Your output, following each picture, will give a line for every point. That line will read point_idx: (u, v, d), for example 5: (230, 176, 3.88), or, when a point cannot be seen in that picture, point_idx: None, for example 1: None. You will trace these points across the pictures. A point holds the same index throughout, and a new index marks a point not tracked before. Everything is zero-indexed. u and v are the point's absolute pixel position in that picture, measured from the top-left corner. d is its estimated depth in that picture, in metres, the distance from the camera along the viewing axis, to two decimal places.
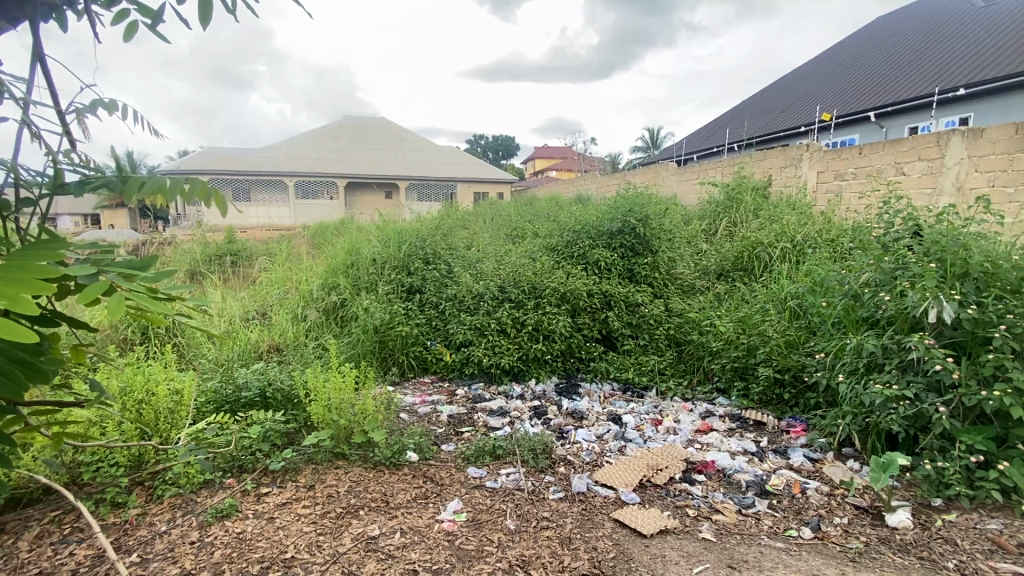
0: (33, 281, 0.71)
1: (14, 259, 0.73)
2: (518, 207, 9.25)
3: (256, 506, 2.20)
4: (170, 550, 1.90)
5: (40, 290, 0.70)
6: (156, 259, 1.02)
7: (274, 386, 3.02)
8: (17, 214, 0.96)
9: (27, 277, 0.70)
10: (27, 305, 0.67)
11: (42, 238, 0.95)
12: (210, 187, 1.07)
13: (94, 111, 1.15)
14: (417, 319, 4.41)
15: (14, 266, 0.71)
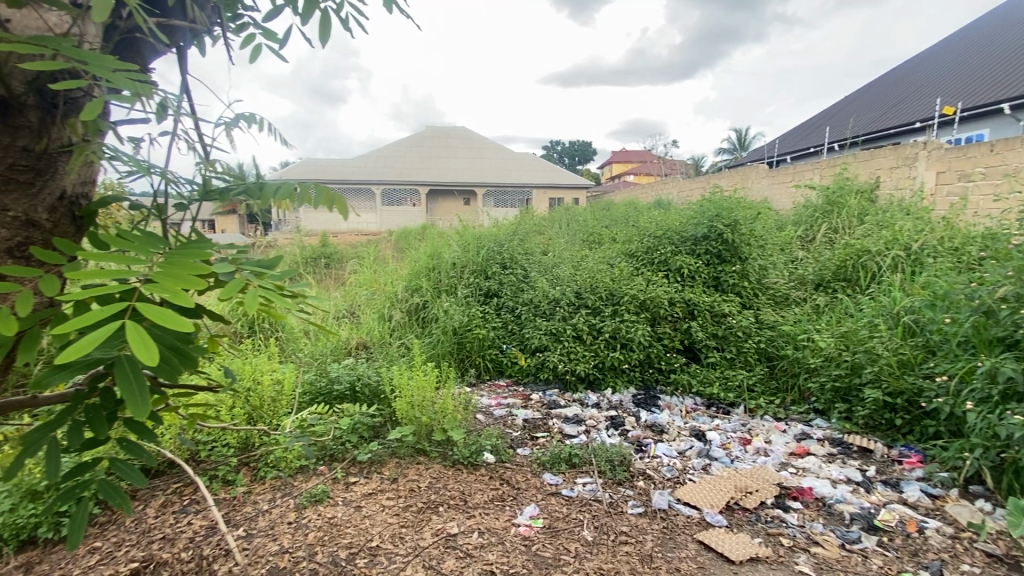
0: (188, 278, 0.78)
1: (172, 257, 0.81)
2: (595, 212, 9.11)
3: (345, 493, 2.33)
4: (271, 527, 2.06)
5: (191, 286, 0.77)
6: (281, 260, 1.13)
7: (362, 381, 3.21)
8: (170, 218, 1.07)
9: (182, 273, 0.78)
10: (185, 297, 0.74)
11: (191, 238, 1.05)
12: (334, 194, 1.12)
13: (237, 124, 1.27)
14: (494, 322, 4.48)
15: (172, 263, 0.79)
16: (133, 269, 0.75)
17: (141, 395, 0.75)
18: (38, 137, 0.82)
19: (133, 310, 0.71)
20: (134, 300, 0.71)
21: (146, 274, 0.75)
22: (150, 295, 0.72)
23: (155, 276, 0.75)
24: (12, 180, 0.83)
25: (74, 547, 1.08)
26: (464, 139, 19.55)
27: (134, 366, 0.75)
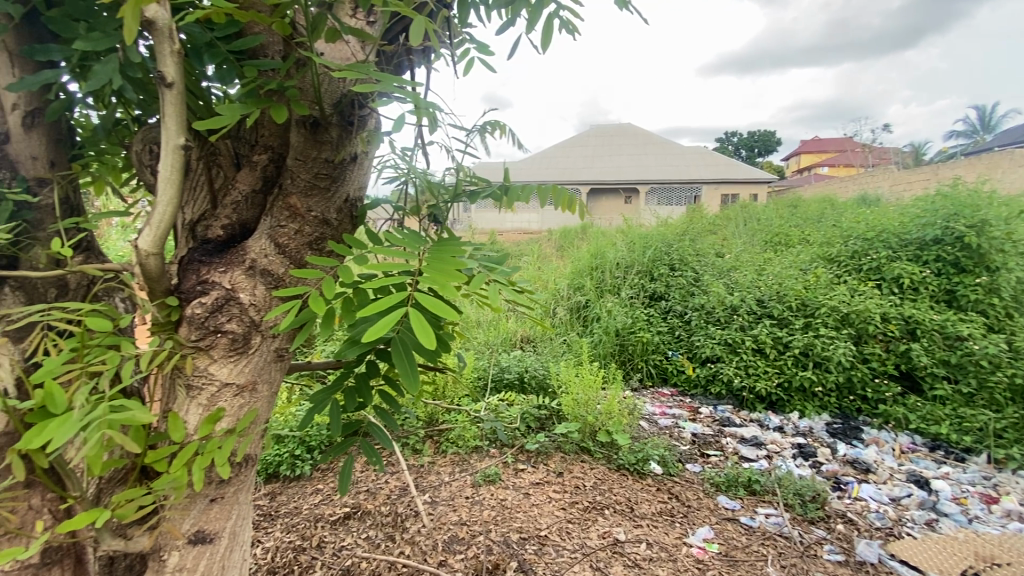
0: (459, 265, 0.64)
1: (440, 246, 0.68)
2: (778, 210, 8.12)
3: (515, 478, 2.45)
4: (451, 499, 2.26)
5: (463, 274, 0.62)
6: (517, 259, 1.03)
7: (530, 373, 3.33)
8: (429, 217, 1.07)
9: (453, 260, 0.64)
10: (460, 284, 0.60)
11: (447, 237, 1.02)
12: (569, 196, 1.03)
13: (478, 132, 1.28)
14: (660, 327, 4.26)
15: (445, 251, 0.66)
16: (407, 258, 0.63)
17: (416, 374, 0.59)
18: (338, 150, 0.67)
19: (413, 300, 0.58)
20: (410, 289, 0.59)
21: (418, 264, 0.62)
22: (424, 284, 0.58)
23: (424, 267, 0.61)
24: (314, 186, 0.70)
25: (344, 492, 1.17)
26: (629, 135, 19.09)
27: (411, 346, 0.59)
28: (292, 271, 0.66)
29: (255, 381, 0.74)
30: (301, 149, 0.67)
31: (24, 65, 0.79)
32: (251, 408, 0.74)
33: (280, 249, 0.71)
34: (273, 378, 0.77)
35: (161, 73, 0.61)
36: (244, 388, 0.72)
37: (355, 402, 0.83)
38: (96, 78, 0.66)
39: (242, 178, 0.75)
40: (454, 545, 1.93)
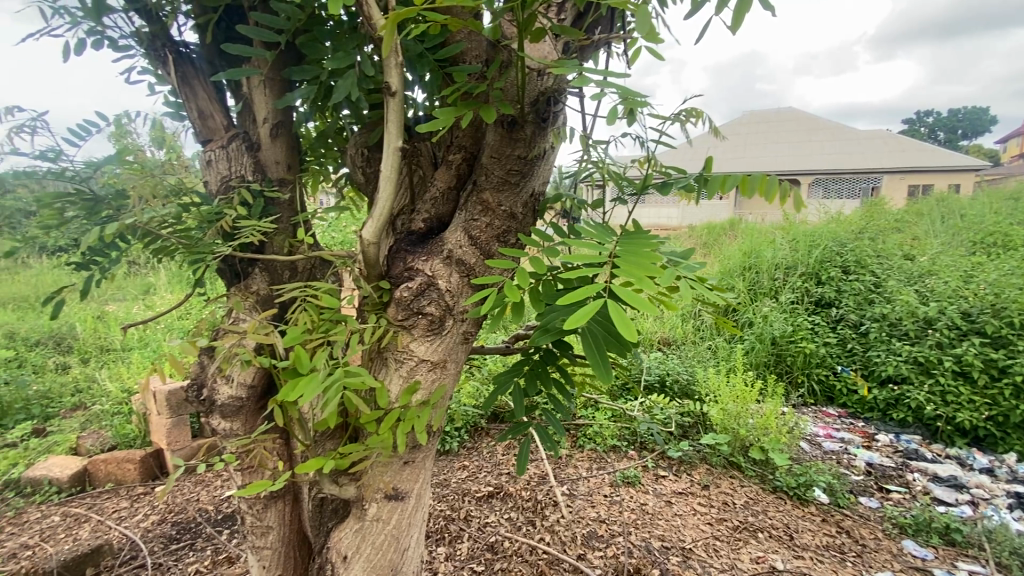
0: (653, 259, 0.61)
1: (633, 240, 0.66)
2: (992, 203, 6.60)
3: (656, 484, 2.37)
4: (590, 494, 2.25)
5: (660, 269, 0.59)
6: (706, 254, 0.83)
7: (673, 377, 3.16)
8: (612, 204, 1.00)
9: (647, 255, 0.61)
10: (655, 278, 0.57)
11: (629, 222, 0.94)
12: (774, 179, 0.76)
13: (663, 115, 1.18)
14: (828, 337, 3.74)
15: (637, 246, 0.64)
16: (599, 252, 0.63)
17: (607, 366, 0.58)
18: (530, 146, 0.70)
19: (607, 293, 0.57)
20: (606, 282, 0.58)
21: (612, 258, 0.62)
22: (620, 278, 0.57)
23: (619, 262, 0.60)
24: (505, 182, 0.74)
25: (522, 471, 1.23)
26: None
27: (602, 339, 0.58)
28: (489, 260, 0.70)
29: (445, 360, 0.81)
30: (497, 147, 0.71)
31: (273, 85, 0.99)
32: (441, 383, 0.81)
33: (473, 241, 0.76)
34: (459, 358, 0.84)
35: (386, 83, 0.69)
36: (437, 364, 0.80)
37: (535, 387, 0.85)
38: (339, 92, 0.77)
39: (440, 176, 0.83)
40: (594, 541, 1.92)
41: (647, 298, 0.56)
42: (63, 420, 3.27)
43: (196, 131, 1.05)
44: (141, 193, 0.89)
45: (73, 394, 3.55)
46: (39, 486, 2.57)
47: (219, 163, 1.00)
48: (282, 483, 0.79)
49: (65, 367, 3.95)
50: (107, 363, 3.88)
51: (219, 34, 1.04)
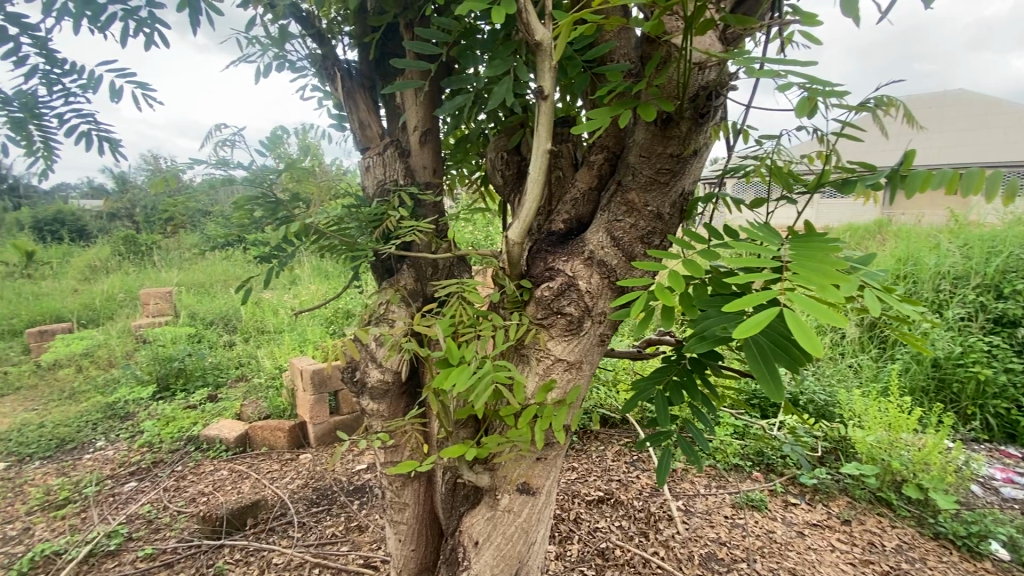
0: (836, 266, 0.55)
1: (809, 245, 0.60)
2: None
3: (784, 512, 2.16)
4: (708, 513, 2.12)
5: (846, 278, 0.53)
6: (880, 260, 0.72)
7: (806, 396, 2.85)
8: (773, 204, 0.92)
9: (830, 262, 0.55)
10: (840, 288, 0.51)
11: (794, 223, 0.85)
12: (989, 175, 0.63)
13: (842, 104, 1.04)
14: (1012, 363, 3.12)
15: (815, 249, 0.57)
16: (770, 258, 0.58)
17: (777, 382, 0.54)
18: (685, 144, 0.68)
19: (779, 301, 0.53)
20: (778, 290, 0.53)
21: (784, 263, 0.57)
22: (797, 286, 0.52)
23: (795, 269, 0.55)
24: (654, 181, 0.72)
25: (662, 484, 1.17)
26: None
27: (771, 351, 0.54)
28: (636, 264, 0.68)
29: (581, 361, 0.80)
30: (648, 146, 0.69)
31: (423, 94, 1.07)
32: (576, 384, 0.81)
33: (616, 242, 0.75)
34: (594, 360, 0.83)
35: (540, 87, 0.70)
36: (573, 365, 0.80)
37: (682, 397, 0.82)
38: (494, 98, 0.76)
39: (582, 177, 0.83)
40: (712, 564, 1.82)
41: (831, 308, 0.50)
42: (231, 389, 3.85)
43: (356, 140, 1.16)
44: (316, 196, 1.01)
45: (238, 368, 4.17)
46: (213, 443, 3.05)
47: (375, 168, 1.10)
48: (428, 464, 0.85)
49: (232, 345, 4.65)
50: (263, 343, 4.49)
51: (377, 50, 1.15)
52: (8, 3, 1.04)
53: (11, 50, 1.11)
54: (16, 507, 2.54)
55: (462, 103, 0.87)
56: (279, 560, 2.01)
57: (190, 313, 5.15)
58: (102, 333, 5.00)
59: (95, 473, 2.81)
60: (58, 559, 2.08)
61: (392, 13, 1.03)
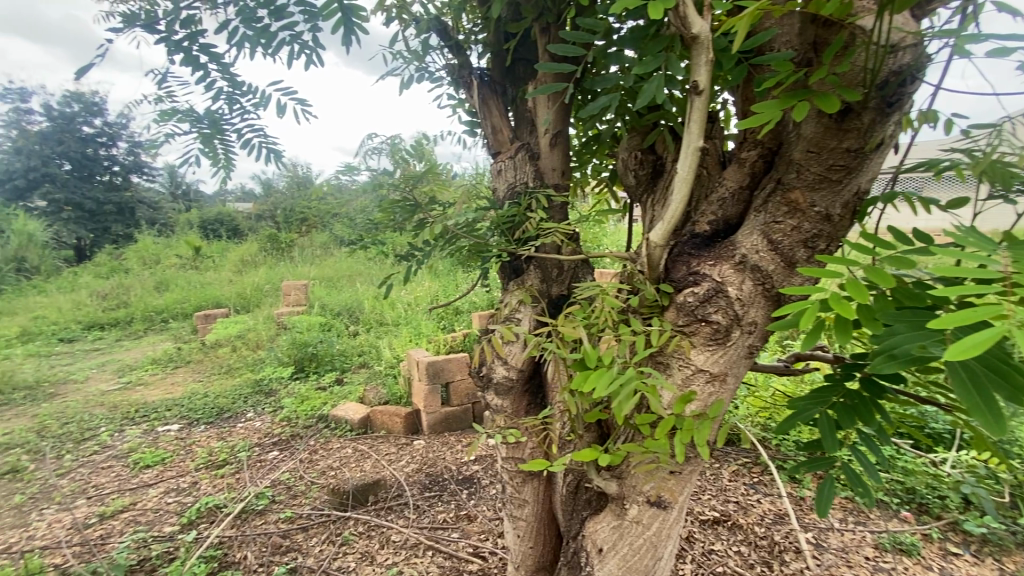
0: None
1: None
2: None
3: (943, 562, 1.86)
4: (845, 551, 1.89)
5: None
6: None
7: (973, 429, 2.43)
8: (983, 204, 0.80)
9: None
10: None
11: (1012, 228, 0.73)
12: None
13: None
14: None
15: None
16: (986, 266, 0.50)
17: (996, 414, 0.47)
18: (864, 138, 0.61)
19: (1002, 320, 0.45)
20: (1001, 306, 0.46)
21: (1008, 271, 0.48)
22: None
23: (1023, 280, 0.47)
24: (823, 179, 0.65)
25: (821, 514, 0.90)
26: None
27: (988, 379, 0.47)
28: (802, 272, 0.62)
29: (726, 373, 0.75)
30: (818, 140, 0.63)
31: (555, 98, 1.07)
32: (718, 397, 0.76)
33: (773, 245, 0.69)
34: (739, 372, 0.77)
35: (694, 82, 0.67)
36: (716, 377, 0.75)
37: (852, 422, 0.73)
38: (643, 97, 0.73)
39: (730, 176, 0.78)
40: None
41: None
42: (355, 374, 4.21)
43: (487, 145, 1.19)
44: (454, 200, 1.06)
45: (360, 356, 4.55)
46: (340, 423, 3.36)
47: (506, 172, 1.13)
48: (559, 466, 0.85)
49: (355, 334, 5.09)
50: (382, 334, 4.85)
51: (512, 56, 1.18)
52: (203, 35, 1.20)
53: (203, 77, 1.28)
54: (188, 463, 3.01)
55: (614, 104, 0.83)
56: (397, 538, 2.16)
57: (321, 305, 5.74)
58: (252, 319, 5.75)
59: (246, 440, 3.24)
60: (218, 511, 2.42)
61: (528, 20, 1.05)
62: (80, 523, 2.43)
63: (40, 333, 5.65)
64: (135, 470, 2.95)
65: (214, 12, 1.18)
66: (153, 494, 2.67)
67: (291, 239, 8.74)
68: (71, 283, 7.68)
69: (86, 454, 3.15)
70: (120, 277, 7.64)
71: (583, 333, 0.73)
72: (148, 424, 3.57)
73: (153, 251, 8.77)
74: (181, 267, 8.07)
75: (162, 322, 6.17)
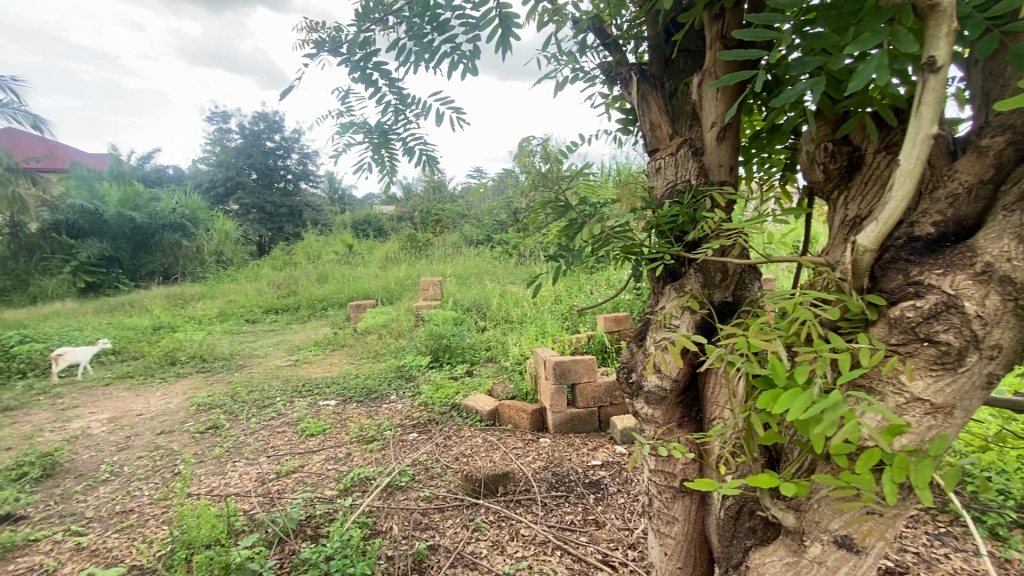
0: None
1: None
2: None
3: None
4: None
5: None
6: None
7: None
8: None
9: None
10: None
11: None
12: None
13: None
14: None
15: None
16: None
17: None
18: None
19: None
20: None
21: None
22: None
23: None
24: None
25: None
26: None
27: None
28: None
29: (953, 405, 0.63)
30: None
31: (726, 90, 1.00)
32: (940, 433, 0.63)
33: None
34: (970, 405, 0.64)
35: (930, 58, 0.58)
36: (939, 409, 0.63)
37: None
38: (858, 81, 0.64)
39: (965, 168, 0.66)
40: None
41: None
42: (484, 367, 4.40)
43: (645, 143, 1.15)
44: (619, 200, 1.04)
45: (488, 350, 4.75)
46: (471, 413, 3.53)
47: (666, 170, 1.08)
48: (730, 489, 0.78)
49: (484, 328, 5.33)
50: (509, 331, 5.00)
51: (678, 50, 1.13)
52: (377, 54, 1.30)
53: (375, 93, 1.37)
54: (343, 435, 3.39)
55: (816, 89, 0.73)
56: (526, 532, 2.21)
57: (454, 300, 6.10)
58: (394, 310, 6.32)
59: (390, 420, 3.55)
60: (368, 483, 2.68)
61: (696, 11, 0.98)
62: (262, 477, 2.86)
63: (234, 314, 6.81)
64: (302, 437, 3.41)
65: (387, 32, 1.28)
66: (316, 460, 3.06)
67: (426, 238, 9.44)
68: (256, 273, 9.15)
69: (266, 419, 3.71)
70: (291, 269, 8.89)
71: (775, 347, 0.66)
72: (312, 398, 4.10)
73: (316, 247, 10.09)
74: (338, 262, 9.17)
75: (322, 309, 7.06)
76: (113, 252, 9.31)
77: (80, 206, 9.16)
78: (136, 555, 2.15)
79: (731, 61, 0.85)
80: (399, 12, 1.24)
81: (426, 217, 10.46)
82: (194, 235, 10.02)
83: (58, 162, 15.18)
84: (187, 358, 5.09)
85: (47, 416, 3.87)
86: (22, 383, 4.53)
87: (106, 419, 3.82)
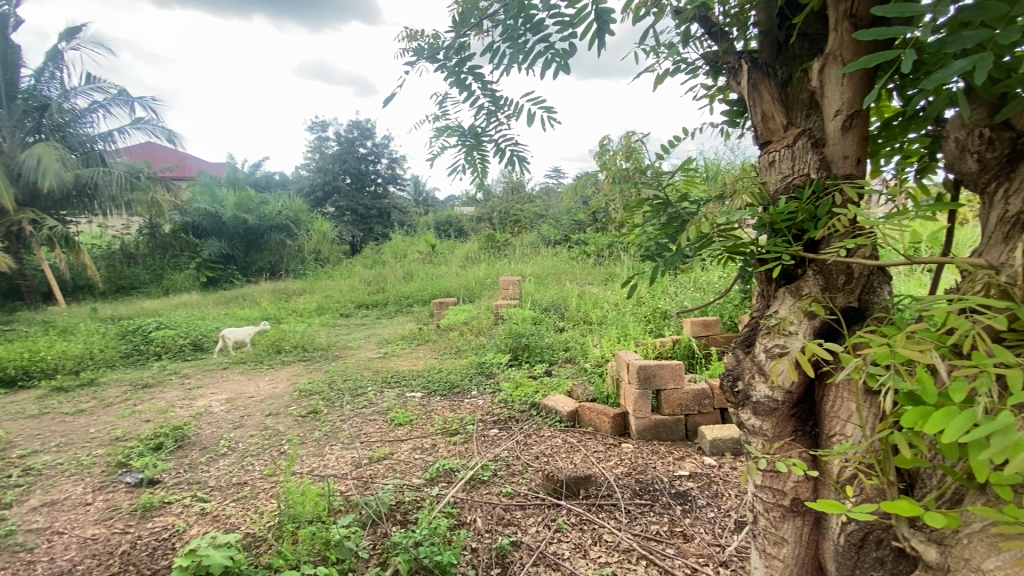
0: None
1: None
2: None
3: None
4: None
5: None
6: None
7: None
8: None
9: None
10: None
11: None
12: None
13: None
14: None
15: None
16: None
17: None
18: None
19: None
20: None
21: None
22: None
23: None
24: None
25: None
26: None
27: None
28: None
29: None
30: None
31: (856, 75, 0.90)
32: None
33: None
34: None
35: None
36: None
37: None
38: None
39: None
40: None
41: None
42: (563, 367, 4.38)
43: (756, 136, 1.07)
44: (728, 198, 0.98)
45: (568, 350, 4.71)
46: (551, 413, 3.53)
47: (781, 163, 1.00)
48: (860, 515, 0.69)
49: (563, 328, 5.30)
50: (589, 332, 4.94)
51: (796, 34, 1.04)
52: (473, 58, 1.31)
53: (470, 97, 1.38)
54: (428, 427, 3.53)
55: (980, 68, 0.64)
56: (609, 538, 2.16)
57: (533, 300, 6.14)
58: (474, 308, 6.48)
59: (472, 415, 3.64)
60: (452, 474, 2.77)
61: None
62: (356, 461, 3.05)
63: (330, 308, 7.34)
64: (391, 426, 3.59)
65: (482, 36, 1.29)
66: (404, 449, 3.21)
67: (505, 238, 9.58)
68: (349, 271, 9.80)
69: (358, 408, 3.96)
70: (380, 267, 9.44)
71: (931, 359, 0.58)
72: (398, 389, 4.32)
73: (402, 247, 10.61)
74: (422, 261, 9.58)
75: (408, 305, 7.40)
76: (230, 250, 10.42)
77: (205, 210, 10.33)
78: (250, 524, 2.38)
79: (870, 39, 0.74)
80: (495, 16, 1.25)
81: (506, 217, 10.61)
82: (297, 235, 10.94)
83: (187, 171, 17.25)
84: (290, 348, 5.57)
85: (178, 394, 4.41)
86: (158, 363, 5.19)
87: (224, 399, 4.28)
